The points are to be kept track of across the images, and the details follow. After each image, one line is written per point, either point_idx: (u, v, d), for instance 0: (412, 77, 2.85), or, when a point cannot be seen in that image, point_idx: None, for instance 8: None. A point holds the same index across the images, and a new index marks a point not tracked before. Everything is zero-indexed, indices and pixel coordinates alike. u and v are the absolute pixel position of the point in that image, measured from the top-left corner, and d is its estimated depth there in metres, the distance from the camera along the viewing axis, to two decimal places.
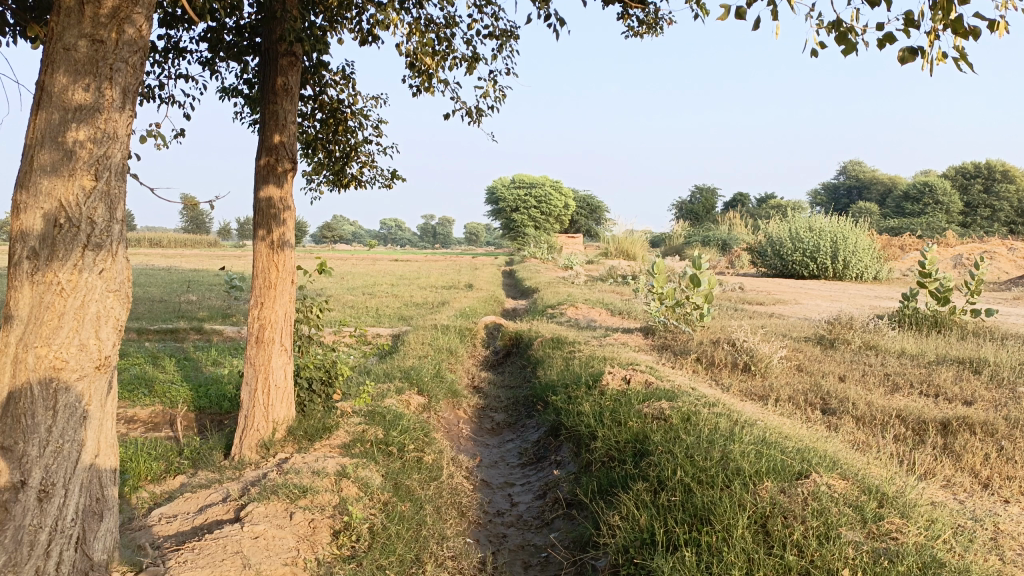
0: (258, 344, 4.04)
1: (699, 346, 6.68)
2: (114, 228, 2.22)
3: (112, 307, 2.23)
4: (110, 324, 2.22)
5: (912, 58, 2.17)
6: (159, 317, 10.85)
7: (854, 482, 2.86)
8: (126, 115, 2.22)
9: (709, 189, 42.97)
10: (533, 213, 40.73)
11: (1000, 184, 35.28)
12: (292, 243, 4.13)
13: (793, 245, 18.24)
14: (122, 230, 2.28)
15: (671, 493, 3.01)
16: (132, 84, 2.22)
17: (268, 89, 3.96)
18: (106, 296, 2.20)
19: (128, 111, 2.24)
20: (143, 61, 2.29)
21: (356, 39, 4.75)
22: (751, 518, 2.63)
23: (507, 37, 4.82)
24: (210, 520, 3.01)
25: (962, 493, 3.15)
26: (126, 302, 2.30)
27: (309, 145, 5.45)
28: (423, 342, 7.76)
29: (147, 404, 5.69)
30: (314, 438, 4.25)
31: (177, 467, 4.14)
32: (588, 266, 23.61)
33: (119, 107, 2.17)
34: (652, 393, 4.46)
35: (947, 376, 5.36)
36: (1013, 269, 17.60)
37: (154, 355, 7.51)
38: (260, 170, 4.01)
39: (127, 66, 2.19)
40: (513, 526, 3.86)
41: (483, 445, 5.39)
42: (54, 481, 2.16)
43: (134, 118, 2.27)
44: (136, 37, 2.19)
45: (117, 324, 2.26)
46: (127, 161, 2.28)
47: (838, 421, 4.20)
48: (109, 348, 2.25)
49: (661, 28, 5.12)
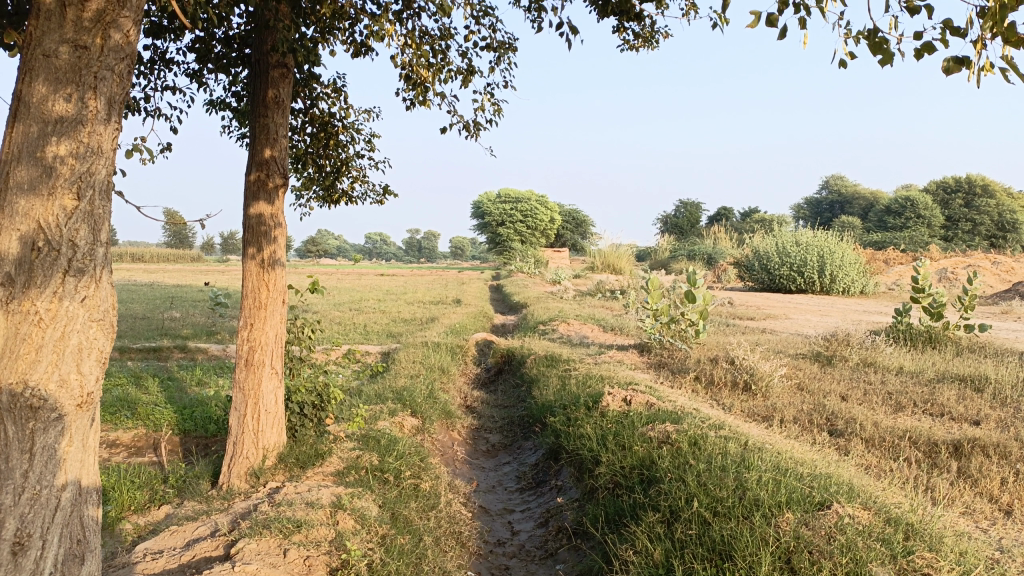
0: (247, 367, 3.87)
1: (697, 364, 6.57)
2: (98, 251, 2.06)
3: (95, 338, 2.08)
4: (93, 356, 2.07)
5: (957, 69, 2.10)
6: (143, 335, 10.61)
7: (876, 511, 2.73)
8: (112, 127, 2.08)
9: (693, 203, 43.16)
10: (519, 228, 40.67)
11: (980, 199, 35.64)
12: (283, 261, 3.98)
13: (780, 259, 18.21)
14: (106, 253, 2.12)
15: (687, 525, 2.90)
16: (118, 94, 2.07)
17: (259, 102, 3.82)
18: (89, 325, 2.05)
19: (114, 122, 2.10)
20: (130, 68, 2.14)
21: (349, 51, 4.62)
22: (774, 554, 2.52)
23: (504, 49, 4.72)
24: (199, 557, 2.84)
25: (983, 520, 3.04)
26: (109, 331, 2.15)
27: (298, 160, 5.30)
28: (414, 360, 7.61)
29: (130, 427, 5.50)
30: (306, 465, 4.08)
31: (163, 497, 3.97)
32: (576, 280, 23.55)
33: (104, 119, 2.03)
34: (654, 414, 4.32)
35: (950, 394, 5.27)
36: (998, 283, 17.69)
37: (137, 375, 7.30)
38: (250, 186, 3.87)
39: (114, 75, 2.05)
40: (515, 557, 3.71)
41: (480, 469, 5.25)
42: (31, 532, 1.99)
43: (120, 129, 2.12)
44: (123, 43, 2.05)
45: (100, 356, 2.11)
46: (112, 178, 2.14)
47: (847, 444, 4.09)
48: (92, 383, 2.10)
49: (658, 41, 5.03)
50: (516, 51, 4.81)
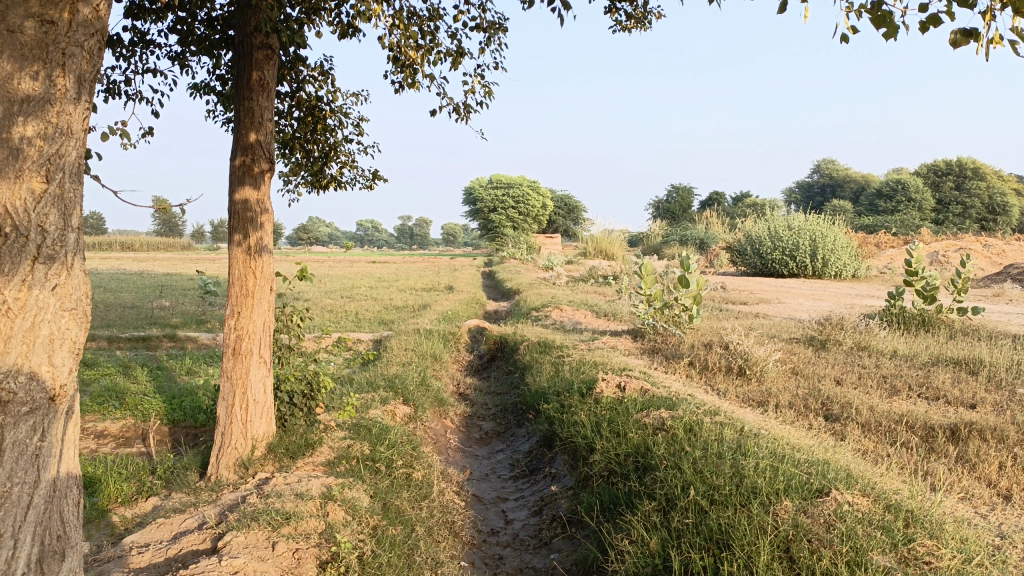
0: (235, 357, 3.80)
1: (691, 349, 6.54)
2: (69, 237, 1.98)
3: (68, 328, 2.00)
4: (65, 347, 2.00)
5: (965, 41, 2.03)
6: (132, 324, 10.50)
7: (876, 498, 2.69)
8: (82, 106, 2.00)
9: (685, 188, 43.14)
10: (511, 214, 40.54)
11: (971, 182, 35.73)
12: (270, 248, 3.90)
13: (772, 244, 18.17)
14: (79, 238, 2.04)
15: (683, 514, 2.86)
16: (88, 72, 1.99)
17: (243, 85, 3.72)
18: (60, 315, 1.97)
19: (84, 101, 2.01)
20: (101, 44, 2.05)
21: (336, 32, 4.52)
22: (772, 543, 2.48)
23: (494, 30, 4.63)
24: (185, 551, 2.78)
25: (982, 506, 3.01)
26: (82, 321, 2.08)
27: (286, 145, 5.20)
28: (406, 347, 7.54)
29: (118, 418, 5.42)
30: (297, 455, 4.01)
31: (150, 488, 3.91)
32: (568, 266, 23.51)
33: (73, 98, 1.95)
34: (649, 401, 4.27)
35: (946, 377, 5.24)
36: (989, 266, 17.72)
37: (126, 365, 7.21)
38: (236, 171, 3.78)
39: (83, 51, 1.97)
40: (509, 546, 3.67)
41: (472, 456, 5.20)
42: (2, 531, 1.92)
43: (91, 109, 2.03)
44: (92, 18, 1.96)
45: (73, 347, 2.04)
46: (82, 160, 2.05)
47: (843, 429, 4.06)
48: (65, 375, 2.02)
49: (651, 22, 4.95)
50: (507, 31, 4.72)
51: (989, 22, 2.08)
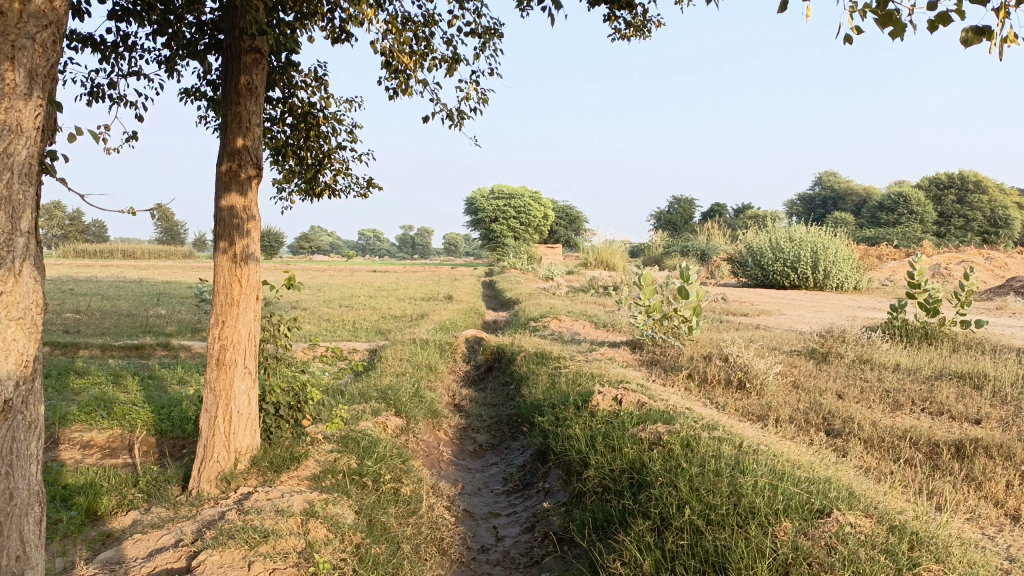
0: (219, 367, 3.70)
1: (690, 361, 6.43)
2: (16, 242, 1.87)
3: (15, 338, 1.89)
4: (12, 358, 1.89)
5: (978, 39, 1.93)
6: (126, 332, 10.40)
7: (880, 519, 2.58)
8: (35, 103, 1.88)
9: (686, 199, 43.16)
10: (512, 224, 40.48)
11: (973, 195, 35.68)
12: (257, 256, 3.80)
13: (773, 256, 18.06)
14: (30, 243, 1.93)
15: (678, 534, 2.76)
16: (41, 66, 1.88)
17: (230, 88, 3.64)
18: (5, 324, 1.86)
19: (38, 99, 1.90)
20: (56, 38, 1.95)
21: (328, 37, 4.44)
22: (771, 567, 2.37)
23: (490, 35, 4.55)
24: (159, 570, 2.68)
25: (989, 527, 2.90)
26: (33, 331, 1.96)
27: (278, 151, 5.11)
28: (401, 357, 7.43)
29: (105, 428, 5.31)
30: (281, 469, 3.91)
31: (131, 501, 3.75)
32: (569, 277, 23.41)
33: (25, 93, 1.84)
34: (646, 414, 4.16)
35: (950, 392, 5.12)
36: (991, 279, 17.62)
37: (116, 374, 7.10)
38: (221, 177, 3.68)
39: (35, 45, 1.87)
40: (499, 565, 3.56)
41: (466, 470, 5.08)
42: None
43: (45, 106, 1.91)
44: (46, 10, 1.87)
45: (22, 358, 1.93)
46: (37, 163, 1.94)
47: (845, 444, 3.95)
48: (11, 389, 1.91)
49: (650, 30, 4.87)
50: (502, 36, 4.64)
51: (1002, 20, 1.98)
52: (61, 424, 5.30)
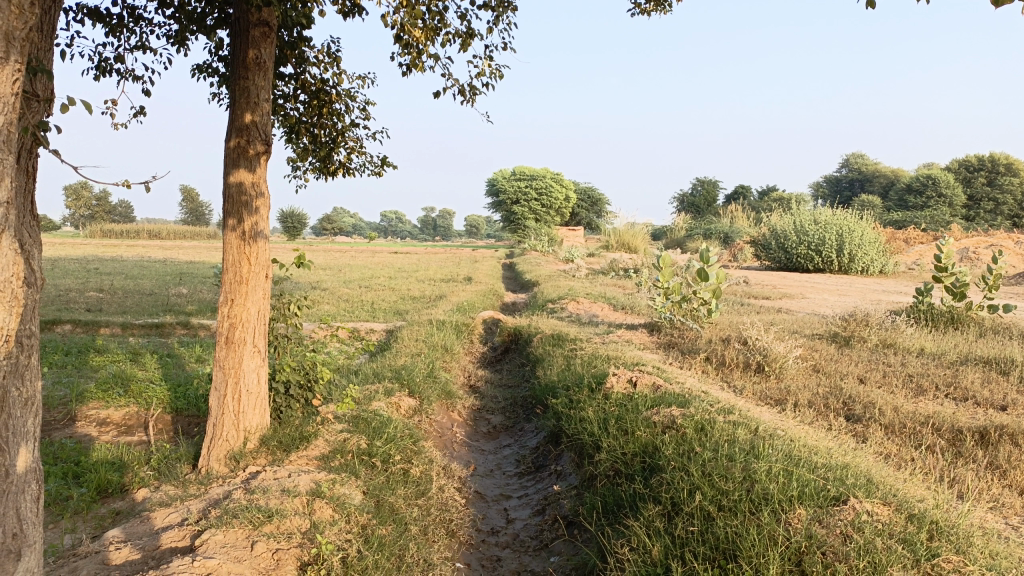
0: (228, 345, 3.68)
1: (708, 344, 6.34)
2: None
3: None
4: None
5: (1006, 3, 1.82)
6: (147, 311, 10.48)
7: (898, 508, 2.49)
8: (11, 67, 1.73)
9: (710, 180, 42.61)
10: (533, 206, 40.29)
11: (1004, 177, 34.96)
12: (266, 234, 3.77)
13: (797, 238, 17.80)
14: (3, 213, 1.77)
15: (689, 520, 2.70)
16: (18, 28, 1.74)
17: (239, 63, 3.59)
18: None
19: (14, 62, 1.75)
20: (32, 1, 1.81)
21: (339, 12, 4.36)
22: (784, 556, 2.31)
23: (503, 9, 4.46)
24: (165, 548, 2.67)
25: (1013, 517, 2.81)
26: (13, 305, 1.85)
27: (292, 129, 5.07)
28: (417, 338, 7.40)
29: (121, 405, 5.33)
30: (290, 448, 3.90)
31: (143, 478, 3.75)
32: (590, 259, 23.27)
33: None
34: (661, 397, 4.09)
35: (975, 377, 4.99)
36: (1021, 263, 17.24)
37: (135, 352, 7.15)
38: (230, 153, 3.65)
39: (11, 7, 1.73)
40: (508, 547, 3.53)
41: (479, 451, 5.06)
42: None
43: (23, 70, 1.77)
44: None
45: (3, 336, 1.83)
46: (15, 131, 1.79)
47: (865, 430, 3.85)
48: None
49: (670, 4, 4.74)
50: (516, 10, 4.54)
51: None
52: (79, 401, 5.33)
